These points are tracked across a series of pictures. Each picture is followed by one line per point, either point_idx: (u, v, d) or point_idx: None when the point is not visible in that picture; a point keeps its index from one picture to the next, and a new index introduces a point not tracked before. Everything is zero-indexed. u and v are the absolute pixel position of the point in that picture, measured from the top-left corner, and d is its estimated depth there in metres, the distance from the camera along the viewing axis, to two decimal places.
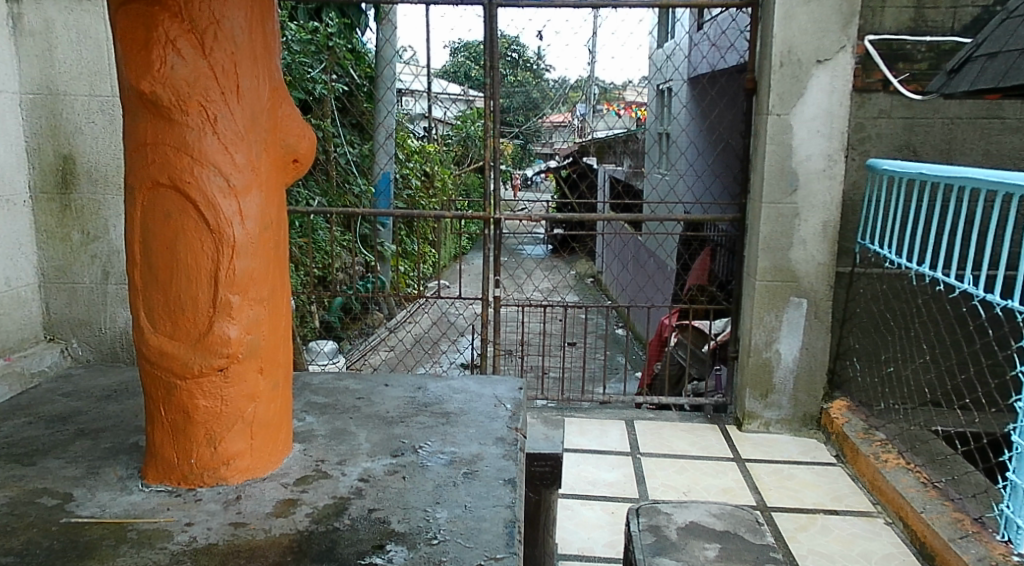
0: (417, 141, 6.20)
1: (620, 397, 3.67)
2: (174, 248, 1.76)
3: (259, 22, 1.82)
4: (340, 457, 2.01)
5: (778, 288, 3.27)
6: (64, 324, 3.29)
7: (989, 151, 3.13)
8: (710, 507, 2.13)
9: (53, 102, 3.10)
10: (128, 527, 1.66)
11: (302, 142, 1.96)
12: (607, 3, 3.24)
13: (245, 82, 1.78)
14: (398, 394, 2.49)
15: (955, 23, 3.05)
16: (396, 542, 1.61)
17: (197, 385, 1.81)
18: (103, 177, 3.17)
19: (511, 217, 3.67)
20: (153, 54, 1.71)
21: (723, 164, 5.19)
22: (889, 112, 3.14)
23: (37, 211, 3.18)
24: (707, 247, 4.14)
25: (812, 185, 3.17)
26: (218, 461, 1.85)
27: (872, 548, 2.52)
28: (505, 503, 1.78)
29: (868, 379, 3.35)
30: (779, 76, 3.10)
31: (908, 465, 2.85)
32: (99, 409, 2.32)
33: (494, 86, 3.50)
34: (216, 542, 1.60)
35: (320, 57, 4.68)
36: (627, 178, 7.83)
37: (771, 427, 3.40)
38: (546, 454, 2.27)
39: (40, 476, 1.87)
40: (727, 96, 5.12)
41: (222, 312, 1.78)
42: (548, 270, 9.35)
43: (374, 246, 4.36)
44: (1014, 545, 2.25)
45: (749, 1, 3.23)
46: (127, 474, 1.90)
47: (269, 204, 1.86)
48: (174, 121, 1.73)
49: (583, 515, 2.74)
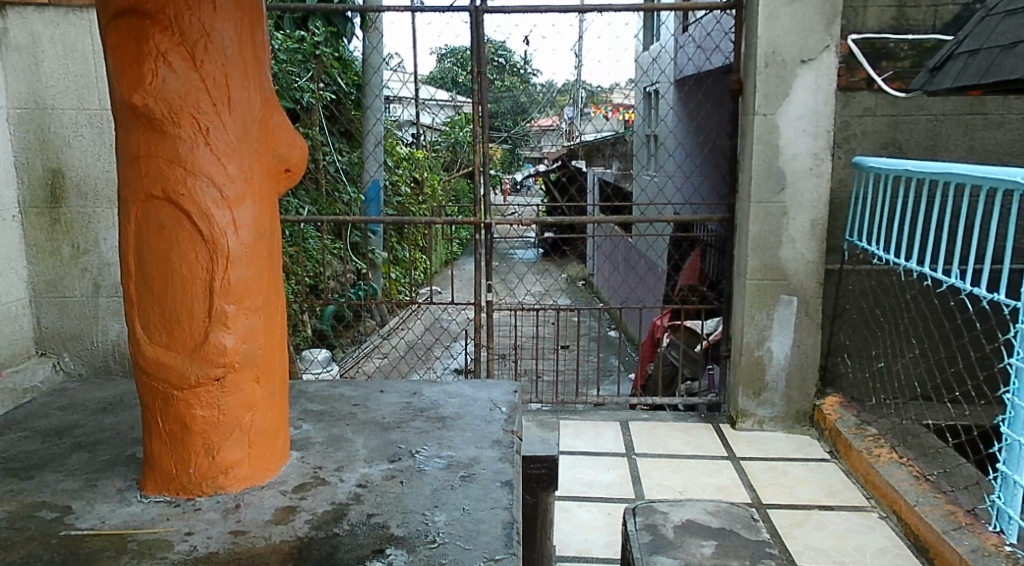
0: (405, 148, 6.23)
1: (614, 399, 3.70)
2: (167, 259, 1.77)
3: (249, 34, 1.83)
4: (338, 463, 2.02)
5: (769, 286, 3.30)
6: (56, 339, 3.28)
7: (974, 146, 3.16)
8: (707, 505, 2.15)
9: (41, 116, 3.10)
10: (128, 538, 1.66)
11: (294, 152, 1.97)
12: (593, 7, 3.26)
13: (236, 94, 1.79)
14: (395, 400, 2.50)
15: (936, 21, 3.09)
16: (396, 546, 1.62)
17: (194, 395, 1.82)
18: (92, 191, 3.17)
19: (501, 221, 3.64)
20: (144, 67, 1.72)
21: (711, 165, 5.22)
22: (873, 110, 3.18)
23: (27, 225, 3.17)
24: (696, 247, 4.15)
25: (800, 184, 3.21)
26: (217, 470, 1.85)
27: (867, 542, 2.55)
28: (503, 505, 1.79)
29: (860, 375, 3.39)
30: (764, 76, 3.13)
31: (901, 459, 2.88)
32: (96, 422, 2.32)
33: (482, 92, 3.51)
34: (216, 550, 1.61)
35: (307, 65, 4.65)
36: (617, 180, 7.96)
37: (764, 425, 3.43)
38: (541, 456, 2.29)
39: (38, 490, 1.88)
40: (713, 97, 5.17)
41: (218, 322, 1.79)
42: (540, 273, 9.40)
43: (365, 253, 4.36)
44: (1006, 535, 2.28)
45: (733, 3, 3.27)
46: (126, 485, 1.90)
47: (263, 214, 1.88)
48: (166, 133, 1.74)
49: (580, 516, 2.76)
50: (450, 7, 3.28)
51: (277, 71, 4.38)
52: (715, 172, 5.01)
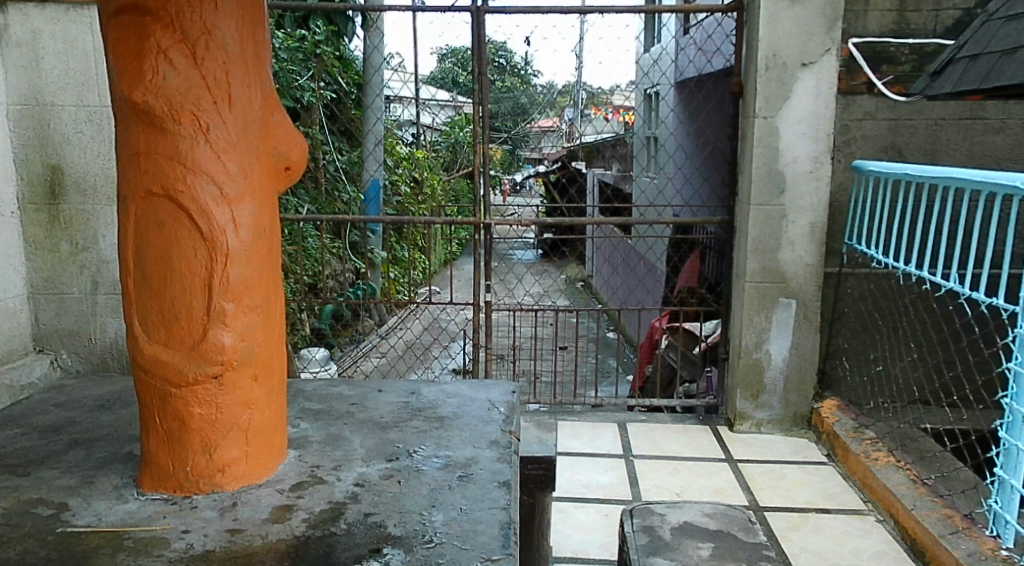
0: (405, 148, 6.23)
1: (612, 400, 3.70)
2: (167, 257, 1.76)
3: (250, 32, 1.83)
4: (335, 462, 2.01)
5: (768, 288, 3.30)
6: (53, 335, 3.27)
7: (973, 151, 3.17)
8: (704, 507, 2.15)
9: (40, 113, 3.10)
10: (124, 535, 1.66)
11: (293, 150, 1.97)
12: (594, 9, 3.27)
13: (237, 92, 1.79)
14: (393, 400, 2.50)
15: (936, 25, 3.09)
16: (393, 545, 1.61)
17: (192, 393, 1.82)
18: (91, 188, 3.17)
19: (501, 222, 3.64)
20: (145, 64, 1.72)
21: (712, 167, 5.23)
22: (873, 114, 3.18)
23: (26, 222, 3.17)
24: (696, 249, 4.15)
25: (800, 187, 3.21)
26: (213, 468, 1.85)
27: (863, 545, 2.54)
28: (501, 505, 1.79)
29: (858, 378, 3.38)
30: (765, 79, 3.14)
31: (898, 463, 2.88)
32: (93, 419, 2.32)
33: (482, 92, 3.51)
34: (213, 548, 1.61)
35: (308, 64, 4.66)
36: (616, 181, 7.97)
37: (761, 428, 3.43)
38: (539, 457, 2.29)
39: (35, 486, 1.87)
40: (714, 100, 5.17)
41: (216, 320, 1.79)
42: (539, 273, 9.39)
43: (363, 252, 4.35)
44: (1003, 540, 2.28)
45: (734, 6, 3.27)
46: (122, 483, 1.90)
47: (262, 212, 1.87)
48: (166, 130, 1.74)
49: (577, 517, 2.75)
50: (451, 7, 3.29)
51: (278, 70, 4.38)
52: (714, 174, 5.02)
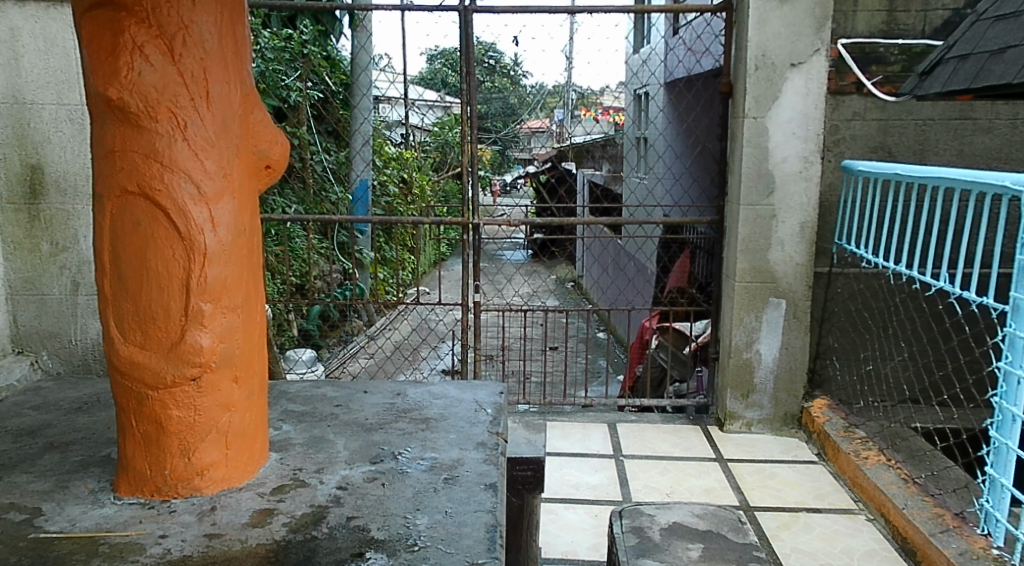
0: (394, 148, 6.22)
1: (603, 400, 3.68)
2: (143, 256, 1.72)
3: (229, 27, 1.79)
4: (318, 465, 1.98)
5: (757, 288, 3.28)
6: (33, 337, 3.22)
7: (962, 151, 3.16)
8: (693, 508, 2.12)
9: (19, 111, 3.05)
10: (99, 541, 1.62)
11: (275, 148, 1.93)
12: (583, 7, 3.24)
13: (215, 88, 1.75)
14: (378, 401, 2.46)
15: (925, 26, 3.09)
16: (375, 549, 1.58)
17: (170, 395, 1.78)
18: (72, 187, 3.11)
19: (489, 222, 3.60)
20: (120, 60, 1.68)
21: (701, 166, 5.25)
22: (863, 114, 3.18)
23: (5, 221, 3.13)
24: (685, 249, 4.12)
25: (788, 187, 3.19)
26: (192, 472, 1.81)
27: (854, 545, 2.53)
28: (486, 508, 1.75)
29: (848, 378, 3.38)
30: (754, 79, 3.12)
31: (889, 462, 2.86)
32: (70, 422, 2.27)
33: (469, 91, 3.46)
34: (190, 553, 1.57)
35: (295, 65, 4.59)
36: (606, 182, 8.03)
37: (752, 428, 3.41)
38: (527, 459, 2.26)
39: (7, 491, 1.83)
40: (703, 100, 5.20)
41: (194, 320, 1.75)
42: (530, 274, 9.40)
43: (352, 253, 4.18)
44: (994, 539, 2.26)
45: (723, 6, 3.25)
46: (99, 487, 1.86)
47: (242, 211, 1.83)
48: (142, 128, 1.71)
49: (566, 518, 2.73)
50: (437, 6, 3.26)
51: (263, 70, 4.35)
52: (704, 173, 5.05)
